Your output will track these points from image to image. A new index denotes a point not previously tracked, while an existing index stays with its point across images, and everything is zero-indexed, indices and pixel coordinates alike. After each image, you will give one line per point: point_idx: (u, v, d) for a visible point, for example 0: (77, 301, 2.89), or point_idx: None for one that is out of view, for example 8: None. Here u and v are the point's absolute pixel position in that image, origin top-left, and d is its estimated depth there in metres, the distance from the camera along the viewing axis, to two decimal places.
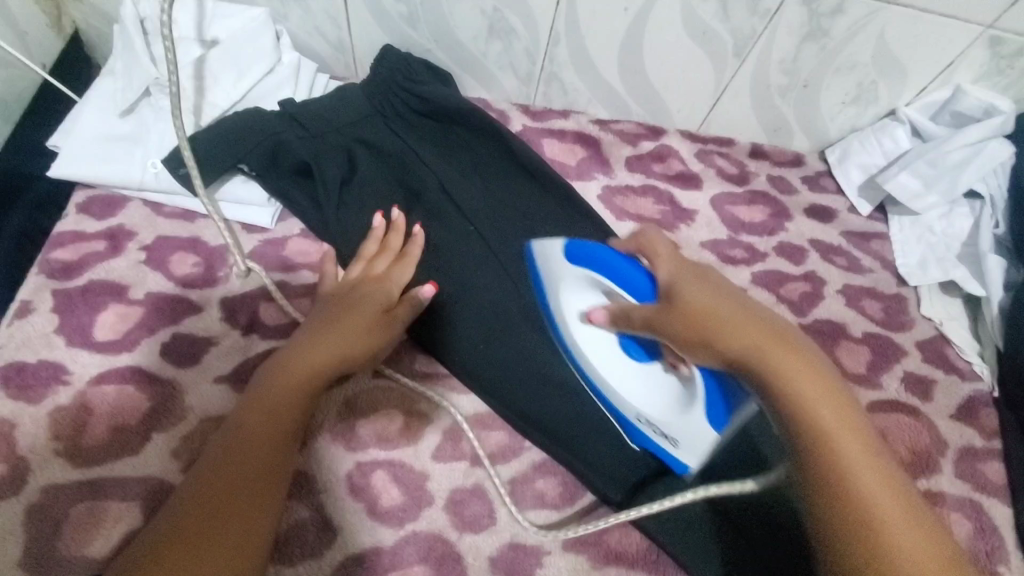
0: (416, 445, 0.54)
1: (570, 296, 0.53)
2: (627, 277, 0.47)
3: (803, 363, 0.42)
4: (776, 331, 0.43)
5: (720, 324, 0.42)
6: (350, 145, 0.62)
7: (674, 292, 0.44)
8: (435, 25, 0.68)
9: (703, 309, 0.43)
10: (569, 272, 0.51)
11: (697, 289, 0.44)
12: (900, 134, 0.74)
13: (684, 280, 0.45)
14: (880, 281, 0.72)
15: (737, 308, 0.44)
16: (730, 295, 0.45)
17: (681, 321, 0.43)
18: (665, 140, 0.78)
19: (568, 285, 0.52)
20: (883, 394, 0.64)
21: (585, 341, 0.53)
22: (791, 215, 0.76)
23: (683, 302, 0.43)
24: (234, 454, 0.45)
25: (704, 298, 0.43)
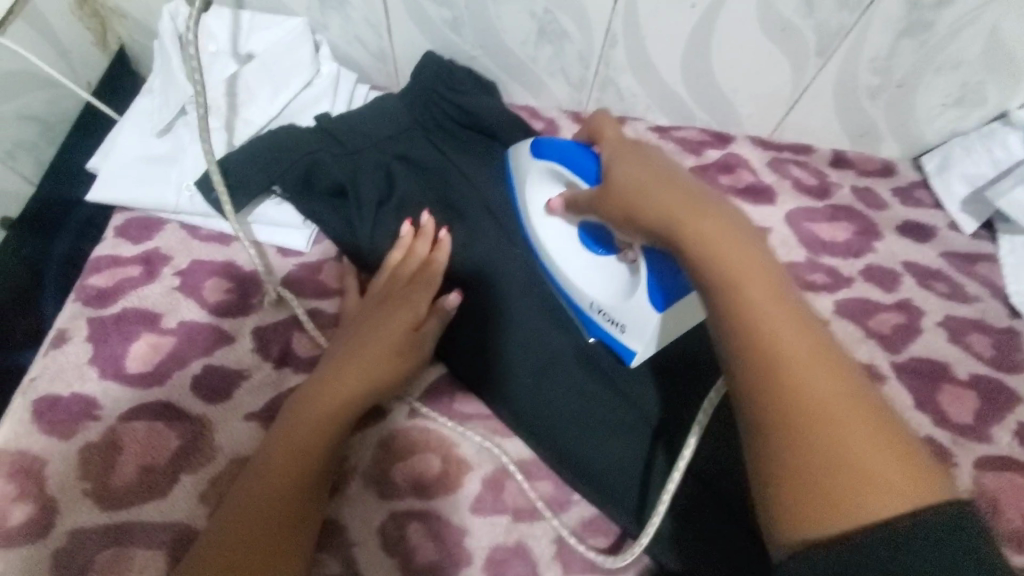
0: (455, 495, 0.50)
1: (537, 190, 0.55)
2: (578, 162, 0.47)
3: (719, 227, 0.36)
4: (712, 209, 0.38)
5: (643, 200, 0.39)
6: (389, 162, 0.58)
7: (610, 176, 0.43)
8: (481, 28, 0.63)
9: (627, 187, 0.41)
10: (535, 165, 0.53)
11: (629, 168, 0.42)
12: (1014, 142, 0.63)
13: (622, 164, 0.43)
14: (990, 312, 0.62)
15: (669, 186, 0.40)
16: (668, 174, 0.41)
17: (614, 199, 0.42)
18: (733, 148, 0.70)
19: (534, 180, 0.55)
20: (994, 449, 0.55)
21: (545, 232, 0.55)
22: (880, 233, 0.67)
23: (615, 183, 0.42)
24: (257, 503, 0.41)
25: (632, 178, 0.41)
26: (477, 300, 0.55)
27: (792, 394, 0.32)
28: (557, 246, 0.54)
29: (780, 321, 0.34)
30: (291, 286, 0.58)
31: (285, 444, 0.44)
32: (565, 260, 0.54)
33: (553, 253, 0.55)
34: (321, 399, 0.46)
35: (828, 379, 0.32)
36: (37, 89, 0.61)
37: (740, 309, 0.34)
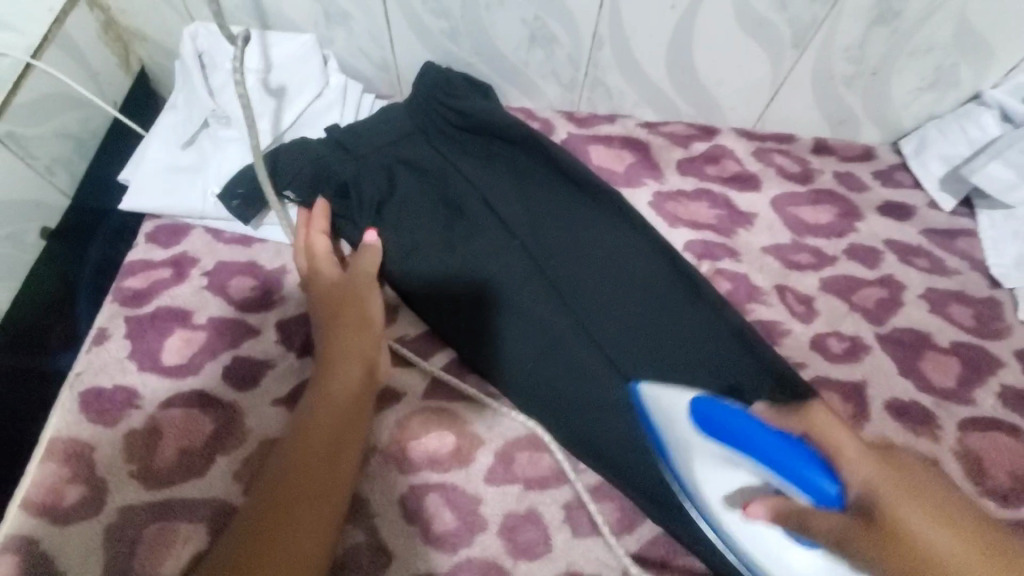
0: (469, 468, 0.53)
1: (710, 469, 0.44)
2: (792, 469, 0.37)
3: None
4: (998, 547, 0.32)
5: (949, 566, 0.32)
6: (392, 166, 0.62)
7: (895, 518, 0.34)
8: (477, 37, 0.67)
9: (910, 531, 0.33)
10: (708, 448, 0.44)
11: (915, 515, 0.34)
12: (987, 121, 0.67)
13: (886, 487, 0.35)
14: (969, 283, 0.66)
15: (956, 527, 0.33)
16: (940, 496, 0.35)
17: (901, 564, 0.33)
18: (719, 139, 0.74)
19: (704, 462, 0.45)
20: (976, 411, 0.58)
21: (748, 538, 0.43)
22: (862, 213, 0.70)
23: (893, 532, 0.34)
24: (295, 469, 0.45)
25: (930, 534, 0.33)
26: (480, 291, 0.59)
27: None
28: (773, 560, 0.42)
29: None
30: None
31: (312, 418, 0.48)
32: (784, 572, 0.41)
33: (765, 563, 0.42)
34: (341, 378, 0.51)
35: None
36: (71, 109, 0.66)
37: None
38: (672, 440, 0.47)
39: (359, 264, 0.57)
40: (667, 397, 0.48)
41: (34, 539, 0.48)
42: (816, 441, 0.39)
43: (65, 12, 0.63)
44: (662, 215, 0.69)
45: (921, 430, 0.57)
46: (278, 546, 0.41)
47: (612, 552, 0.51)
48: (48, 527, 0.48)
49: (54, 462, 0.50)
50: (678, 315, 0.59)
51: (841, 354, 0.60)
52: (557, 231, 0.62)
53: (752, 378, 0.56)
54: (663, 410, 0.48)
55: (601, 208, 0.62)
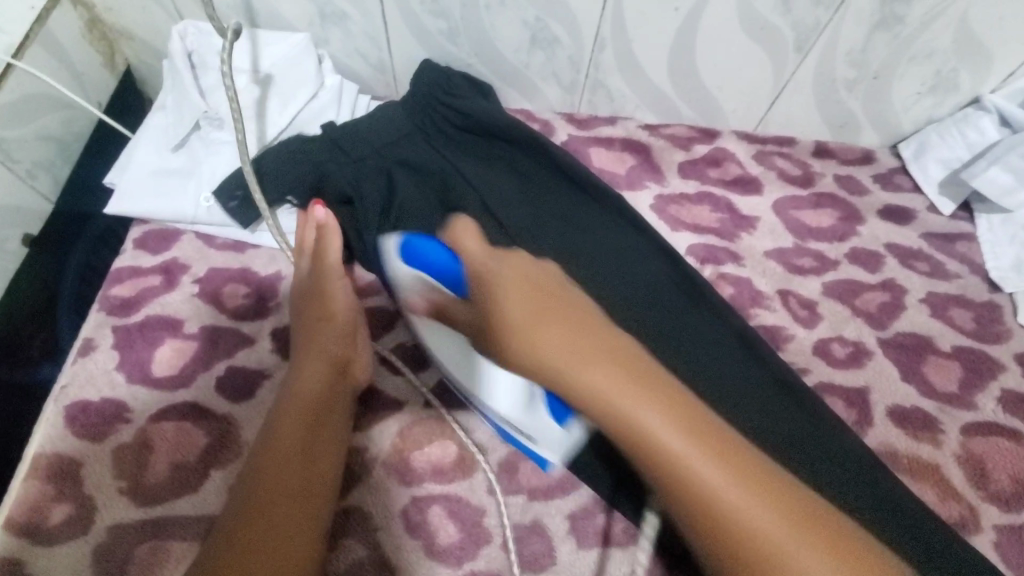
0: (472, 479, 0.52)
1: (408, 288, 0.56)
2: (440, 268, 0.54)
3: (585, 353, 0.48)
4: (570, 321, 0.50)
5: (538, 339, 0.48)
6: (391, 167, 0.61)
7: (499, 312, 0.50)
8: (476, 38, 0.66)
9: (515, 323, 0.49)
10: (405, 272, 0.56)
11: (530, 323, 0.49)
12: (986, 125, 0.67)
13: (502, 293, 0.51)
14: (969, 287, 0.66)
15: (545, 312, 0.50)
16: (559, 311, 0.51)
17: (527, 360, 0.48)
18: (720, 142, 0.74)
19: (403, 284, 0.57)
20: (978, 415, 0.58)
21: (433, 344, 0.57)
22: (863, 217, 0.70)
23: (521, 344, 0.49)
24: (266, 475, 0.43)
25: (543, 343, 0.48)
26: None
27: (661, 445, 0.45)
28: (466, 375, 0.54)
29: (624, 389, 0.46)
30: None
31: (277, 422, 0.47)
32: (462, 375, 0.54)
33: (458, 375, 0.55)
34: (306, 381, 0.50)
35: (687, 438, 0.45)
36: (54, 110, 0.64)
37: (591, 391, 0.46)
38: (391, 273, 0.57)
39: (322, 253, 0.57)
40: (388, 241, 0.57)
41: (20, 561, 0.45)
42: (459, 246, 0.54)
43: (48, 10, 0.61)
44: (664, 218, 0.68)
45: (924, 435, 0.56)
46: (260, 548, 0.39)
47: (620, 563, 0.50)
48: (33, 548, 0.46)
49: (38, 479, 0.48)
50: (682, 316, 0.59)
51: (844, 359, 0.60)
52: (559, 234, 0.61)
53: (755, 378, 0.56)
54: (385, 252, 0.57)
55: (601, 208, 0.63)
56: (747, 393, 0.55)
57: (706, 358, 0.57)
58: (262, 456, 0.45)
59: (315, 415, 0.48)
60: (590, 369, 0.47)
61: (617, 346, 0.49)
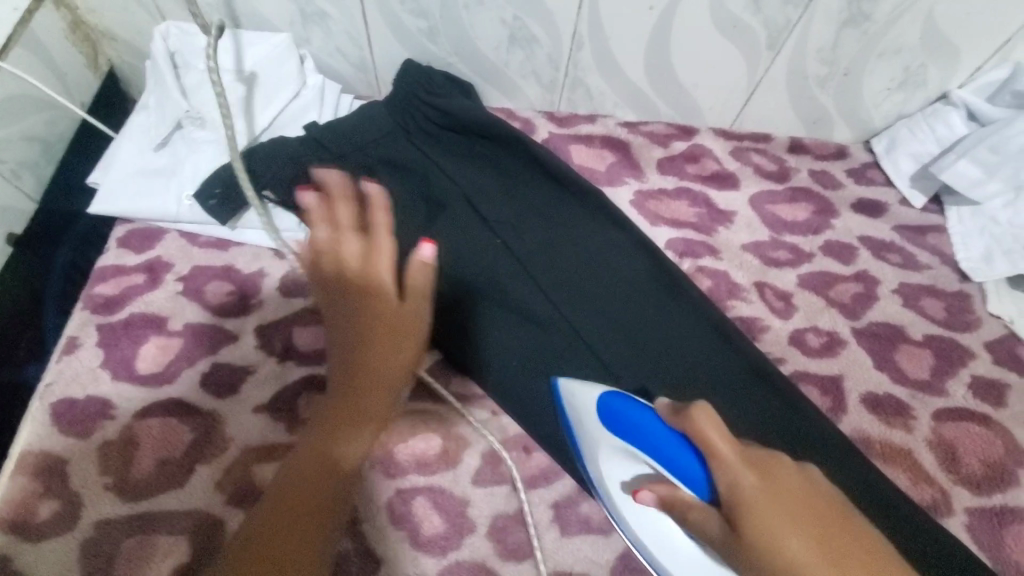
0: (456, 470, 0.53)
1: (611, 457, 0.47)
2: (678, 463, 0.41)
3: None
4: (829, 530, 0.35)
5: (792, 566, 0.34)
6: (373, 164, 0.62)
7: (744, 532, 0.35)
8: (456, 37, 0.67)
9: (768, 549, 0.34)
10: (609, 439, 0.47)
11: (772, 522, 0.35)
12: (955, 120, 0.69)
13: (751, 499, 0.36)
14: (940, 277, 0.67)
15: (795, 519, 0.35)
16: (829, 534, 0.35)
17: (761, 567, 0.34)
18: (698, 139, 0.75)
19: (608, 456, 0.47)
20: (950, 401, 0.59)
21: (637, 524, 0.46)
22: (836, 211, 0.71)
23: (751, 544, 0.35)
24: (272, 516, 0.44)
25: (783, 543, 0.34)
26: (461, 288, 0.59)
27: None
28: (667, 547, 0.45)
29: None
30: (287, 284, 0.60)
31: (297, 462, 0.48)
32: (662, 545, 0.45)
33: (658, 544, 0.45)
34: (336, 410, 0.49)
35: None
36: (38, 111, 0.64)
37: None
38: (585, 436, 0.50)
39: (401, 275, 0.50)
40: (583, 392, 0.51)
41: (7, 557, 0.46)
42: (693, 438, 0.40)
43: (31, 12, 0.61)
44: (644, 213, 0.69)
45: (898, 422, 0.58)
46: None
47: (602, 549, 0.50)
48: (20, 544, 0.46)
49: (25, 476, 0.48)
50: (661, 306, 0.60)
51: (819, 349, 0.61)
52: (540, 226, 0.63)
53: (733, 369, 0.57)
54: (577, 404, 0.51)
55: (583, 208, 0.63)
56: (723, 376, 0.57)
57: (680, 349, 0.58)
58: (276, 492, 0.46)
59: (336, 454, 0.48)
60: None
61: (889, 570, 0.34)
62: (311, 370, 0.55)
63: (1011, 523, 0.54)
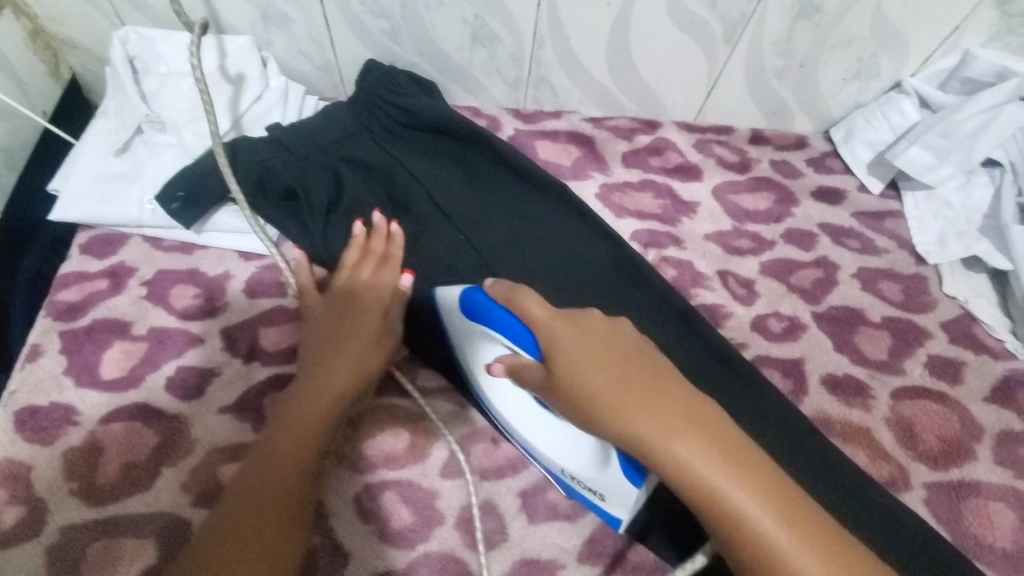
0: (424, 463, 0.53)
1: (472, 344, 0.50)
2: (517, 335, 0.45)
3: (611, 383, 0.40)
4: (607, 344, 0.43)
5: (572, 375, 0.41)
6: (337, 165, 0.62)
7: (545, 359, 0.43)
8: (418, 36, 0.68)
9: (557, 366, 0.42)
10: (469, 327, 0.49)
11: (571, 357, 0.42)
12: (907, 107, 0.71)
13: (551, 334, 0.43)
14: (898, 261, 0.69)
15: (581, 341, 0.43)
16: (606, 349, 0.43)
17: (570, 398, 0.42)
18: (662, 133, 0.76)
19: (469, 338, 0.51)
20: (907, 380, 0.61)
21: (501, 402, 0.52)
22: (797, 199, 0.73)
23: (551, 370, 0.42)
24: (237, 524, 0.43)
25: (580, 374, 0.41)
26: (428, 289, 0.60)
27: (686, 472, 0.38)
28: (523, 420, 0.51)
29: (647, 414, 0.39)
30: (252, 284, 0.60)
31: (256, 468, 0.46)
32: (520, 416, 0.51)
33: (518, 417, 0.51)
34: (300, 414, 0.49)
35: (710, 457, 0.38)
36: None
37: (622, 427, 0.39)
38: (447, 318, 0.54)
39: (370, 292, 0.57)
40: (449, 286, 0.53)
41: None
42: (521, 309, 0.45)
43: None
44: (609, 206, 0.70)
45: (857, 402, 0.59)
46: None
47: (569, 536, 0.51)
48: None
49: None
50: (627, 298, 0.61)
51: (780, 333, 0.63)
52: (504, 222, 0.63)
53: (697, 357, 0.58)
54: (444, 301, 0.52)
55: (548, 198, 0.65)
56: (691, 364, 0.58)
57: (649, 332, 0.59)
58: (239, 499, 0.44)
59: (301, 459, 0.47)
60: (629, 398, 0.40)
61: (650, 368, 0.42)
62: (278, 370, 0.55)
63: (967, 496, 0.55)
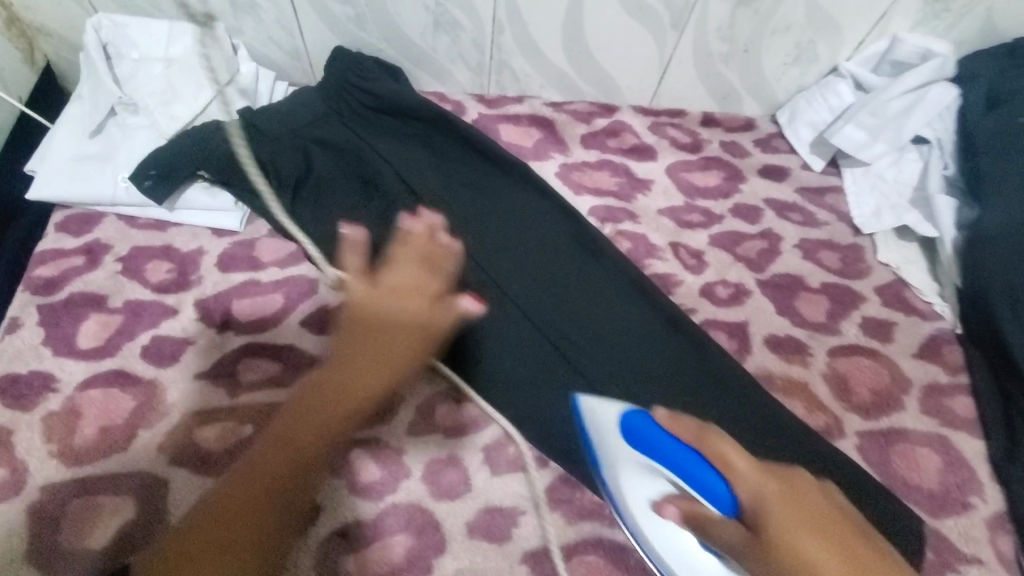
0: (392, 422, 0.56)
1: (633, 476, 0.47)
2: (704, 482, 0.39)
3: (854, 573, 0.33)
4: (834, 523, 0.36)
5: (801, 553, 0.34)
6: (307, 146, 0.65)
7: (760, 525, 0.36)
8: (382, 22, 0.71)
9: (777, 538, 0.35)
10: (634, 456, 0.46)
11: (800, 539, 0.34)
12: (843, 89, 0.76)
13: (767, 497, 0.36)
14: (836, 233, 0.74)
15: (801, 505, 0.36)
16: (837, 531, 0.35)
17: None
18: (618, 116, 0.81)
19: (630, 472, 0.47)
20: (843, 339, 0.66)
21: (657, 537, 0.47)
22: (745, 177, 0.78)
23: (770, 543, 0.35)
24: (231, 490, 0.43)
25: (811, 563, 0.33)
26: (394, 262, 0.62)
27: None
28: (685, 562, 0.45)
29: None
30: (225, 259, 0.63)
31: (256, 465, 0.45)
32: (679, 555, 0.45)
33: (679, 558, 0.45)
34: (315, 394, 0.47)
35: None
36: None
37: None
38: (602, 450, 0.50)
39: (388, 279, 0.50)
40: (607, 411, 0.50)
41: None
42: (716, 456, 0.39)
43: None
44: (568, 184, 0.74)
45: (796, 359, 0.64)
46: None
47: (530, 485, 0.54)
48: None
49: None
50: (585, 268, 0.64)
51: (726, 299, 0.67)
52: (469, 199, 0.67)
53: (650, 320, 0.62)
54: (599, 423, 0.50)
55: (510, 177, 0.69)
56: (642, 325, 0.62)
57: (605, 300, 0.63)
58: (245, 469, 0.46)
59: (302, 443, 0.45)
60: None
61: (887, 561, 0.35)
62: (249, 338, 0.58)
63: (897, 442, 0.60)
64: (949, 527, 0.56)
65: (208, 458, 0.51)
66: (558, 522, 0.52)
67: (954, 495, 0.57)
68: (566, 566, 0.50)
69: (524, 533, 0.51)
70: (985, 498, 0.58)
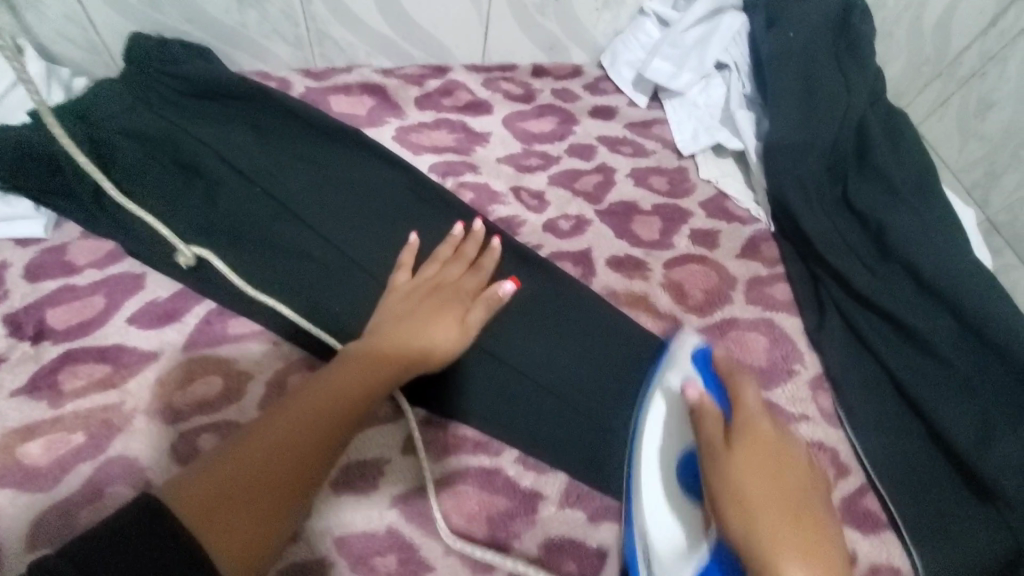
0: (240, 401, 0.53)
1: (672, 379, 0.53)
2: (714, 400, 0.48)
3: (775, 498, 0.40)
4: (791, 472, 0.41)
5: (743, 462, 0.41)
6: (111, 137, 0.60)
7: (730, 436, 0.43)
8: (178, 3, 0.69)
9: (739, 452, 0.42)
10: (687, 372, 0.53)
11: (744, 454, 0.42)
12: (650, 28, 0.84)
13: (751, 426, 0.43)
14: (663, 158, 0.80)
15: (770, 446, 0.42)
16: (789, 478, 0.41)
17: (718, 470, 0.42)
18: (451, 76, 0.82)
19: (674, 381, 0.53)
20: (676, 251, 0.72)
21: (651, 422, 0.52)
22: (577, 119, 0.82)
23: (727, 447, 0.42)
24: (263, 449, 0.41)
25: (742, 474, 0.41)
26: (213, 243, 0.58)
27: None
28: (654, 458, 0.50)
29: (784, 532, 0.38)
30: (36, 267, 0.59)
31: (295, 408, 0.44)
32: (654, 455, 0.51)
33: (651, 458, 0.50)
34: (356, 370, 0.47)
35: None
36: None
37: (751, 527, 0.39)
38: (666, 360, 0.56)
39: (445, 275, 0.57)
40: (688, 343, 0.56)
41: None
42: (739, 388, 0.46)
43: None
44: (407, 146, 0.75)
45: (636, 275, 0.69)
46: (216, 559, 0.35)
47: (390, 434, 0.54)
48: None
49: None
50: (424, 215, 0.64)
51: (568, 231, 0.71)
52: (300, 168, 0.63)
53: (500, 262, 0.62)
54: (678, 349, 0.56)
55: (343, 145, 0.65)
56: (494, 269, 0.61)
57: None
58: (287, 427, 0.42)
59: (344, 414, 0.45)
60: (774, 507, 0.39)
61: (817, 515, 0.40)
62: (70, 346, 0.55)
63: (728, 331, 0.66)
64: (778, 395, 0.63)
65: (35, 472, 0.48)
66: (426, 461, 0.54)
67: (779, 367, 0.65)
68: (435, 500, 0.52)
69: (391, 480, 0.52)
70: (806, 365, 0.65)
